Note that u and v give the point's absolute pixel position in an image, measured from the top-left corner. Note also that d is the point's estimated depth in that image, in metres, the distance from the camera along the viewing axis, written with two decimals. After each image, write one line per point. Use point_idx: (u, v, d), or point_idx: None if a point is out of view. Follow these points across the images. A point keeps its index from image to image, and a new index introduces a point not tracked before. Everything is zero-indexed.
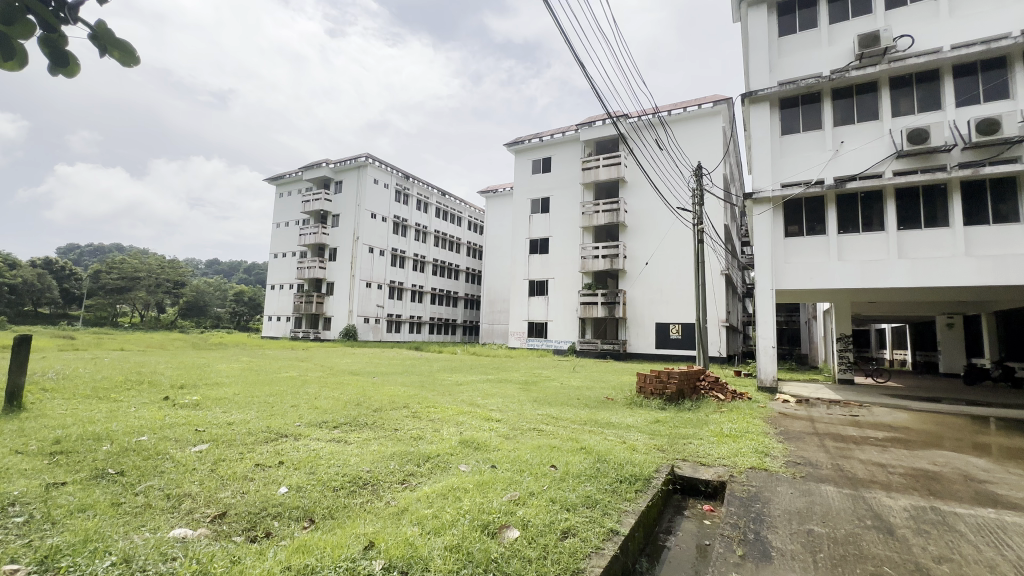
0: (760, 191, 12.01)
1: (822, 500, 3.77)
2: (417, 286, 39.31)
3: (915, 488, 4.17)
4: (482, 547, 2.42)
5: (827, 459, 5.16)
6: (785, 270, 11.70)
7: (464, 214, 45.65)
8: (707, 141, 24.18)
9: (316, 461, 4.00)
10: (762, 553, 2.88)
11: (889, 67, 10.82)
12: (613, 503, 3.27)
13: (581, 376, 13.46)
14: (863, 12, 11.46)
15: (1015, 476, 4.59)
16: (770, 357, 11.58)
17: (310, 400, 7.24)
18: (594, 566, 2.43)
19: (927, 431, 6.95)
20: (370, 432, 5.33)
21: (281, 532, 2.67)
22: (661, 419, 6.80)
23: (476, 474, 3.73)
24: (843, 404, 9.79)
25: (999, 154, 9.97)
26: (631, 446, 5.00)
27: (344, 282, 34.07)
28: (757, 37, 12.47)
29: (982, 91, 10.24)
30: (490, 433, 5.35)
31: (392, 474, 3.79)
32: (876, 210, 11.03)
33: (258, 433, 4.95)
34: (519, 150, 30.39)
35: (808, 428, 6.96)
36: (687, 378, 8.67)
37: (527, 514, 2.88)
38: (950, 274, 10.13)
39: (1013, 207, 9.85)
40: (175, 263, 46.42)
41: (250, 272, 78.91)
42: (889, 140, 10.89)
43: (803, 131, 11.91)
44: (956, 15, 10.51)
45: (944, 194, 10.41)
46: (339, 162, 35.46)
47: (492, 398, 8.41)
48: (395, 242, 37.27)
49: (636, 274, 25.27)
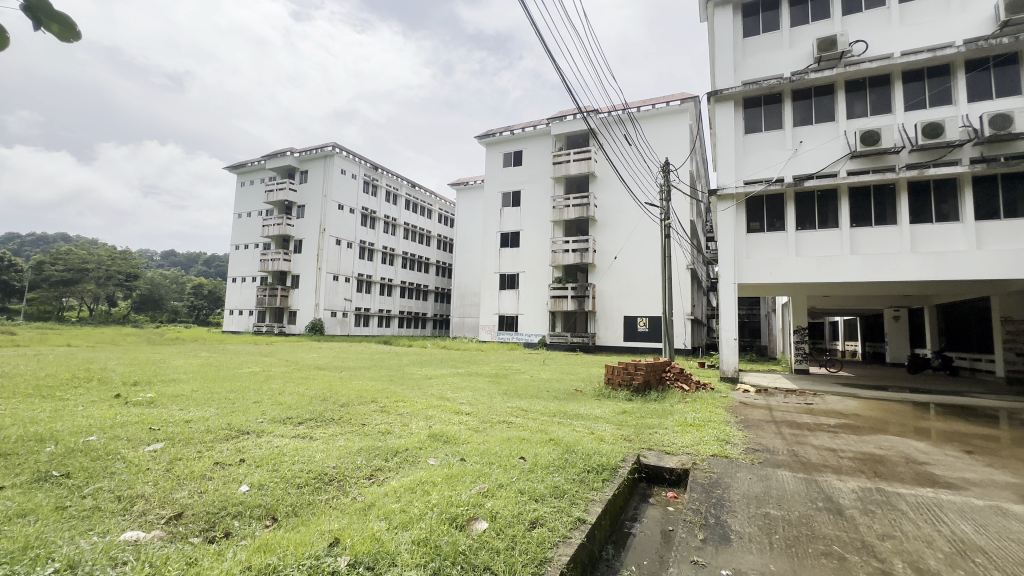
0: (724, 188, 12.35)
1: (778, 484, 3.96)
2: (386, 279, 38.67)
3: (863, 470, 4.41)
4: (450, 540, 2.41)
5: (783, 445, 5.40)
6: (747, 265, 12.11)
7: (434, 207, 45.23)
8: (674, 138, 24.69)
9: (280, 458, 3.89)
10: (721, 537, 2.99)
11: (844, 71, 11.29)
12: (580, 493, 3.33)
13: (551, 368, 13.60)
14: (822, 16, 11.91)
15: (951, 458, 4.93)
16: (731, 350, 12.03)
17: (274, 396, 7.01)
18: (561, 556, 2.47)
19: (875, 417, 7.40)
20: (337, 428, 5.20)
21: (241, 531, 2.59)
22: (627, 410, 6.94)
23: (445, 467, 3.72)
24: (799, 394, 10.24)
25: (942, 155, 10.55)
26: (599, 436, 5.10)
27: (310, 275, 33.14)
28: (722, 37, 12.77)
29: (928, 96, 10.83)
30: (459, 427, 5.33)
31: (359, 469, 3.73)
32: (831, 208, 11.54)
33: (217, 431, 4.74)
34: (490, 143, 30.17)
35: (765, 416, 7.30)
36: (653, 369, 8.89)
37: (496, 506, 2.89)
38: (898, 270, 10.73)
39: (953, 207, 10.51)
40: (127, 255, 44.01)
41: (210, 264, 75.62)
42: (844, 141, 11.39)
43: (764, 130, 12.31)
44: (906, 23, 11.07)
45: (892, 194, 11.00)
46: (305, 152, 34.36)
47: (462, 392, 8.38)
48: (363, 235, 36.49)
49: (606, 267, 25.67)
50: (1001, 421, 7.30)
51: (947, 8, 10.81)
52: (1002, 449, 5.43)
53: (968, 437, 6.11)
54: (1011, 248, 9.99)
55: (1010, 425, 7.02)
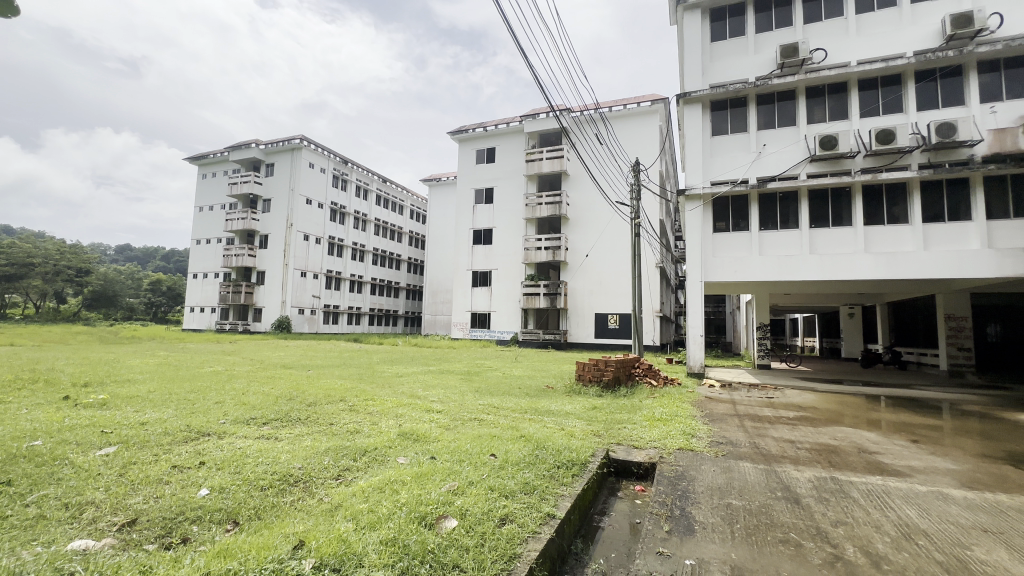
0: (691, 189, 12.65)
1: (740, 476, 4.10)
2: (356, 276, 37.94)
3: (819, 460, 4.62)
4: (418, 539, 2.39)
5: (746, 437, 5.59)
6: (713, 264, 12.46)
7: (406, 203, 44.70)
8: (644, 139, 25.14)
9: (242, 460, 3.76)
10: (686, 528, 3.08)
11: (805, 78, 11.73)
12: (550, 488, 3.37)
13: (523, 365, 13.67)
14: (785, 24, 12.34)
15: (899, 447, 5.23)
16: (698, 346, 12.39)
17: (237, 396, 6.78)
18: (531, 551, 2.49)
19: (831, 410, 7.76)
20: (303, 428, 5.08)
21: (201, 537, 2.49)
22: (598, 406, 7.05)
23: (414, 466, 3.69)
24: (761, 388, 10.64)
25: (894, 161, 11.09)
26: (569, 432, 5.17)
27: (276, 271, 32.16)
28: (691, 40, 13.04)
29: (881, 104, 11.38)
30: (430, 425, 5.30)
31: (326, 469, 3.65)
32: (792, 210, 12.00)
33: (176, 433, 4.56)
34: (462, 139, 29.94)
35: (730, 410, 7.55)
36: (623, 365, 9.05)
37: (465, 503, 2.88)
38: (853, 269, 11.25)
39: (903, 210, 11.09)
40: (78, 249, 41.63)
41: (169, 259, 72.41)
42: (804, 145, 11.83)
43: (730, 132, 12.66)
44: (862, 34, 11.60)
45: (848, 196, 11.52)
46: (271, 144, 33.30)
47: (434, 389, 8.32)
48: (332, 230, 35.66)
49: (577, 265, 25.95)
50: (943, 412, 7.78)
51: (900, 20, 11.36)
52: (944, 438, 5.79)
53: (914, 427, 6.49)
54: (955, 249, 10.63)
55: (951, 415, 7.50)
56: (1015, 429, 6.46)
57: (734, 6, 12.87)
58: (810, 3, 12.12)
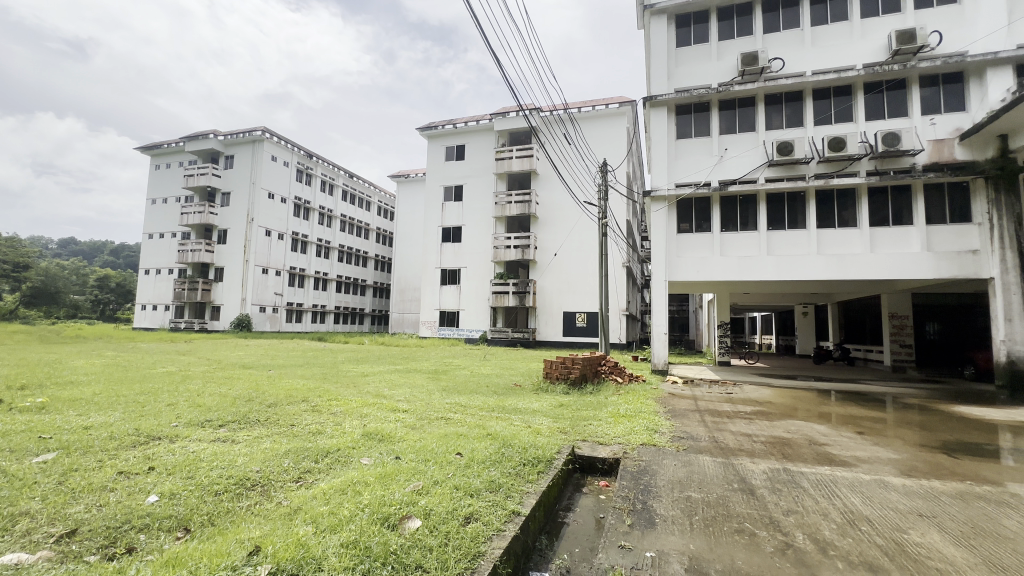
0: (656, 190, 12.99)
1: (699, 469, 4.24)
2: (321, 273, 36.97)
3: (773, 453, 4.83)
4: (381, 541, 2.35)
5: (706, 432, 5.79)
6: (677, 264, 12.83)
7: (373, 199, 43.90)
8: (612, 140, 25.54)
9: (196, 464, 3.60)
10: (647, 521, 3.15)
11: (764, 85, 12.19)
12: (515, 486, 3.37)
13: (492, 363, 13.69)
14: (746, 33, 12.80)
15: (845, 439, 5.53)
16: (662, 344, 12.73)
17: (192, 398, 6.47)
18: (494, 549, 2.48)
19: (786, 404, 8.12)
20: (262, 429, 4.91)
21: (148, 546, 2.37)
22: (565, 403, 7.14)
23: (378, 466, 3.62)
24: (721, 384, 11.04)
25: (845, 167, 11.68)
26: (536, 429, 5.20)
27: (235, 267, 30.91)
28: (658, 44, 13.34)
29: (834, 113, 11.96)
30: (396, 425, 5.21)
31: (286, 472, 3.54)
32: (750, 213, 12.49)
33: (123, 437, 4.32)
34: (431, 135, 29.60)
35: (691, 405, 7.79)
36: (590, 363, 9.18)
37: (430, 504, 2.85)
38: (807, 269, 11.79)
39: (853, 215, 11.70)
40: (16, 243, 38.75)
41: (118, 253, 68.59)
42: (763, 150, 12.30)
43: (694, 136, 13.04)
44: (817, 45, 12.17)
45: (803, 200, 12.07)
46: (230, 135, 32.00)
47: (400, 389, 8.21)
48: (296, 226, 34.60)
49: (546, 264, 26.12)
50: (887, 405, 8.26)
51: (850, 33, 11.97)
52: (887, 429, 6.16)
53: (860, 419, 6.87)
54: (898, 251, 11.30)
55: (893, 407, 7.98)
56: (949, 419, 6.95)
57: (698, 13, 13.26)
58: (769, 14, 12.63)
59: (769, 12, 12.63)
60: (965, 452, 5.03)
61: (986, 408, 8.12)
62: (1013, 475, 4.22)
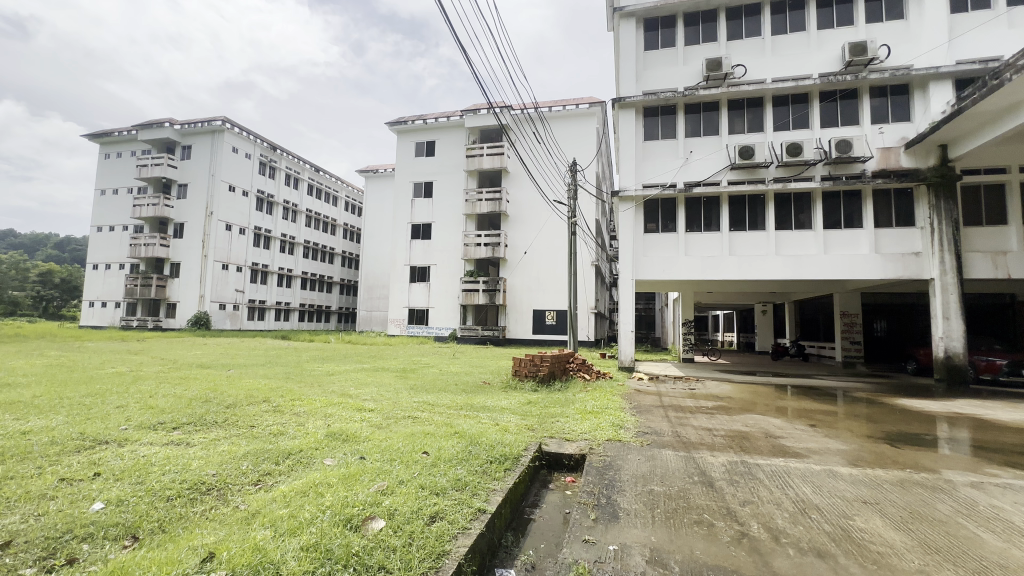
0: (624, 191, 13.22)
1: (662, 463, 4.35)
2: (285, 270, 35.86)
3: (732, 446, 5.02)
4: (343, 543, 2.31)
5: (668, 427, 5.96)
6: (644, 263, 13.12)
7: (341, 193, 42.91)
8: (582, 140, 25.82)
9: (147, 468, 3.44)
10: (611, 515, 3.21)
11: (727, 91, 12.58)
12: (482, 483, 3.37)
13: (461, 361, 13.64)
14: (710, 39, 13.18)
15: (798, 431, 5.80)
16: (629, 341, 12.99)
17: (142, 400, 6.15)
18: (460, 547, 2.48)
19: (745, 399, 8.45)
20: (220, 431, 4.73)
21: (91, 556, 2.24)
22: (533, 400, 7.19)
23: (342, 467, 3.55)
24: (685, 380, 11.37)
25: (801, 172, 12.19)
26: (504, 427, 5.20)
27: (192, 263, 29.58)
28: (627, 47, 13.56)
29: (792, 119, 12.48)
30: (361, 425, 5.10)
31: (244, 475, 3.42)
32: (714, 214, 12.87)
33: (66, 443, 4.06)
34: (401, 130, 29.12)
35: (656, 401, 7.99)
36: (558, 360, 9.27)
37: (394, 504, 2.81)
38: (766, 269, 12.26)
39: (808, 217, 12.24)
40: None
41: (64, 248, 64.41)
42: (725, 153, 12.70)
43: (661, 138, 13.34)
44: (776, 54, 12.66)
45: (762, 203, 12.55)
46: (187, 124, 30.55)
47: (366, 388, 8.05)
48: (259, 221, 33.43)
49: (516, 262, 26.16)
50: (839, 399, 8.70)
51: (808, 43, 12.49)
52: (837, 422, 6.49)
53: (813, 413, 7.23)
54: (849, 253, 11.91)
55: (843, 401, 8.42)
56: (892, 412, 7.39)
57: (665, 18, 13.55)
58: (732, 22, 13.05)
59: (732, 20, 13.05)
60: (906, 442, 5.36)
61: (925, 400, 8.68)
62: (948, 463, 4.54)
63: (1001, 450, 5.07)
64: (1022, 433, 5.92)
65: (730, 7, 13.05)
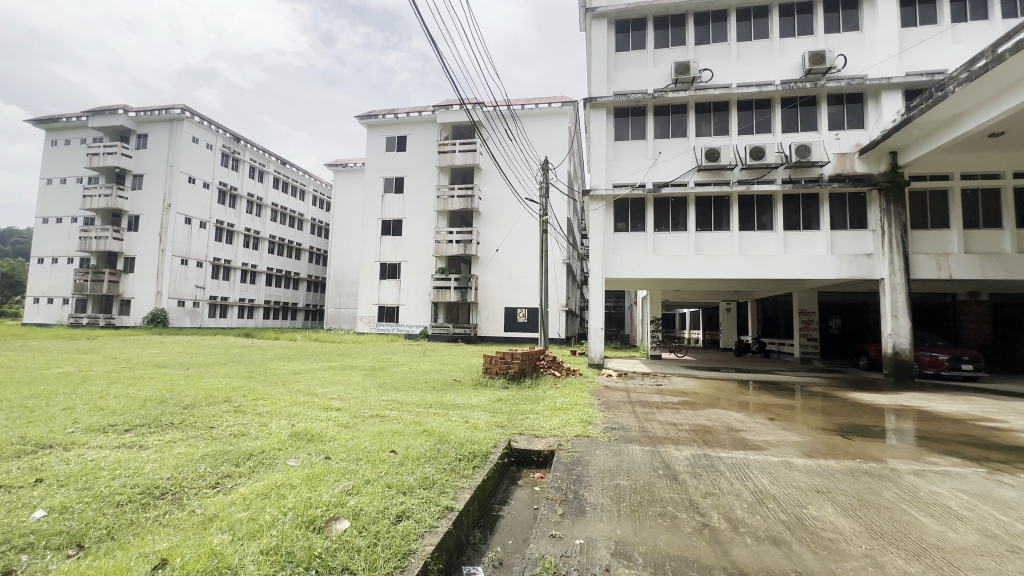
0: (595, 189, 13.39)
1: (628, 457, 4.44)
2: (248, 265, 34.64)
3: (695, 440, 5.17)
4: (305, 545, 2.25)
5: (636, 422, 6.08)
6: (613, 261, 13.33)
7: (308, 187, 41.80)
8: (553, 139, 25.96)
9: (95, 472, 3.26)
10: (578, 510, 3.25)
11: (695, 94, 12.89)
12: (450, 481, 3.36)
13: (431, 359, 13.49)
14: (679, 42, 13.47)
15: (758, 425, 6.03)
16: (599, 338, 13.18)
17: (92, 401, 5.83)
18: (426, 546, 2.46)
19: (709, 394, 8.72)
20: (177, 433, 4.52)
21: (30, 568, 2.11)
22: (503, 397, 7.20)
23: (306, 468, 3.46)
24: (652, 376, 11.62)
25: (764, 174, 12.62)
26: (473, 424, 5.19)
27: (149, 257, 28.21)
28: (598, 48, 13.71)
29: (755, 123, 12.89)
30: (327, 424, 4.97)
31: (202, 478, 3.29)
32: (681, 214, 13.19)
33: (3, 448, 3.80)
34: (371, 124, 28.56)
35: (624, 397, 8.14)
36: (529, 358, 9.33)
37: (360, 504, 2.76)
38: (730, 268, 12.64)
39: (770, 219, 12.71)
40: None
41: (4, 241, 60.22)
42: (693, 155, 13.02)
43: (631, 138, 13.56)
44: (742, 60, 13.06)
45: (727, 204, 12.94)
46: (143, 112, 29.08)
47: (333, 386, 7.87)
48: (221, 214, 32.16)
49: (487, 259, 26.10)
50: (797, 393, 9.08)
51: (771, 51, 12.93)
52: (794, 415, 6.78)
53: (773, 407, 7.52)
54: (808, 253, 12.42)
55: (800, 395, 8.80)
56: (845, 405, 7.77)
57: (636, 21, 13.77)
58: (700, 27, 13.37)
59: (701, 24, 13.37)
60: (858, 433, 5.66)
61: (875, 394, 9.15)
62: (894, 452, 4.81)
63: (942, 440, 5.41)
64: (960, 424, 6.33)
65: (698, 13, 13.36)
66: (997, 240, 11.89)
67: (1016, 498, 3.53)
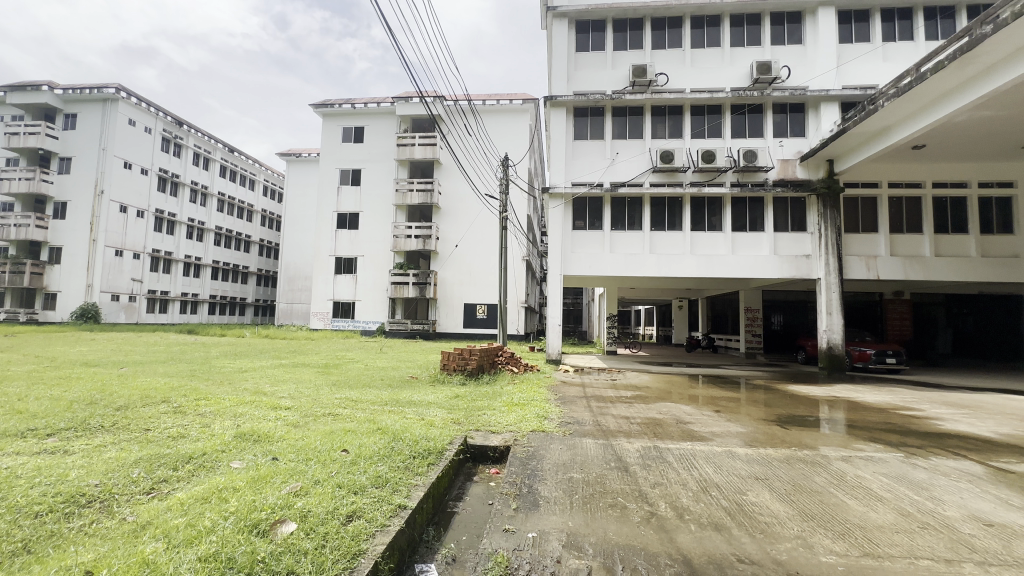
0: (555, 187, 13.52)
1: (582, 451, 4.53)
2: (191, 257, 32.70)
3: (646, 432, 5.35)
4: (247, 549, 2.16)
5: (590, 416, 6.23)
6: (572, 259, 13.49)
7: (258, 176, 39.94)
8: (514, 136, 25.99)
9: (7, 482, 2.97)
10: (531, 504, 3.29)
11: (651, 97, 13.25)
12: (404, 479, 3.32)
13: (388, 356, 13.26)
14: (637, 46, 13.83)
15: (704, 417, 6.32)
16: (556, 335, 13.38)
17: (8, 404, 5.33)
18: (376, 546, 2.42)
19: (661, 388, 9.05)
20: (107, 437, 4.21)
21: None
22: (460, 394, 7.16)
23: (250, 470, 3.31)
24: (607, 371, 11.92)
25: (714, 177, 13.18)
26: (429, 422, 5.12)
27: (77, 247, 26.05)
28: (559, 47, 13.82)
29: (707, 128, 13.40)
30: (275, 424, 4.77)
31: (135, 484, 3.09)
32: (637, 214, 13.56)
33: None
34: (327, 114, 27.55)
35: (580, 392, 8.32)
36: (487, 354, 9.34)
37: (308, 505, 2.69)
38: (682, 267, 13.11)
39: (719, 220, 13.29)
40: None
41: None
42: (648, 156, 13.42)
43: (589, 138, 13.78)
44: (694, 66, 13.55)
45: (680, 205, 13.40)
46: (71, 89, 26.75)
47: (284, 384, 7.57)
48: (160, 203, 30.12)
49: (447, 255, 25.84)
50: (741, 386, 9.56)
51: (722, 59, 13.48)
52: (738, 407, 7.13)
53: (719, 399, 7.89)
54: (753, 254, 13.08)
55: (745, 388, 9.28)
56: (784, 397, 8.25)
57: (596, 22, 13.98)
58: (657, 31, 13.77)
59: (657, 30, 13.76)
60: (794, 423, 6.02)
61: (811, 386, 9.79)
62: (825, 440, 5.17)
63: (867, 428, 5.86)
64: (883, 413, 6.88)
65: (655, 18, 13.76)
66: (918, 244, 12.97)
67: (928, 479, 3.88)
